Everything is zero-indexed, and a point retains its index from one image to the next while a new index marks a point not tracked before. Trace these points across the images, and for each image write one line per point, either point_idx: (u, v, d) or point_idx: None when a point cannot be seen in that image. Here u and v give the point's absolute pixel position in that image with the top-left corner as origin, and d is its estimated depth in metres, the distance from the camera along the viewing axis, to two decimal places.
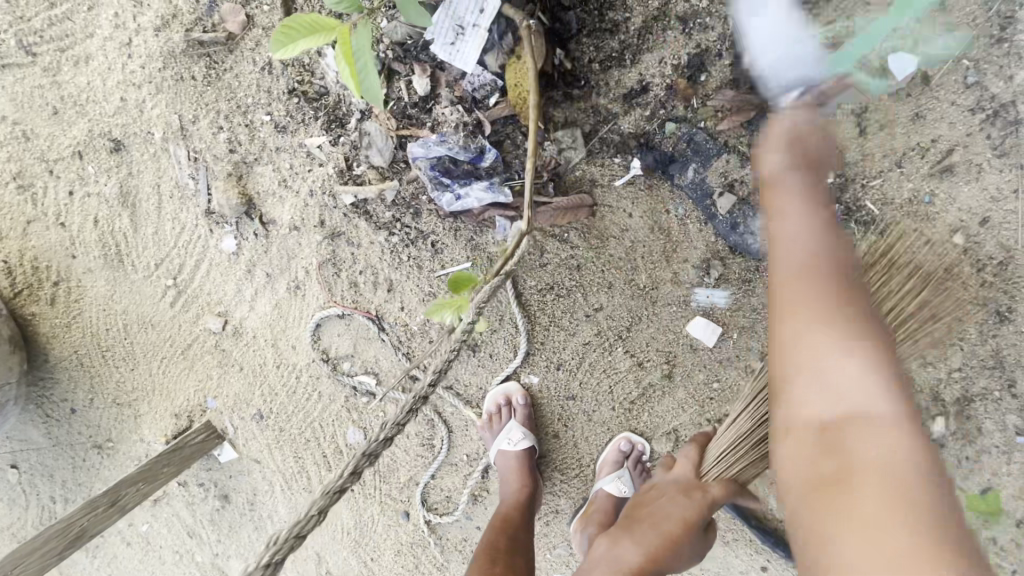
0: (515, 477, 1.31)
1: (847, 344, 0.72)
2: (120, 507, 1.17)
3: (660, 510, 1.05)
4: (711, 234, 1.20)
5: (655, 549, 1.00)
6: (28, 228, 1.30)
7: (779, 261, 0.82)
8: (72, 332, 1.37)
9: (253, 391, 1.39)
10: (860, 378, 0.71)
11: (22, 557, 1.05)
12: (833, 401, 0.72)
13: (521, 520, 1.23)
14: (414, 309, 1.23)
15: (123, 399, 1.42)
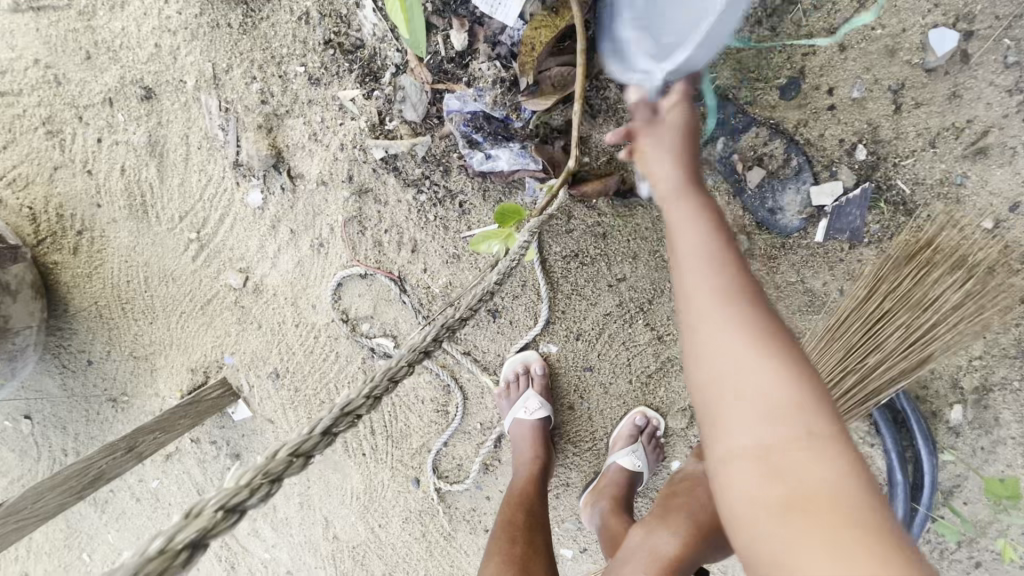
0: (529, 446, 1.31)
1: (745, 322, 0.62)
2: (137, 453, 1.17)
3: (692, 503, 1.03)
4: (740, 208, 1.21)
5: (693, 539, 0.96)
6: (55, 174, 1.30)
7: (671, 228, 0.73)
8: (93, 282, 1.37)
9: (270, 350, 1.39)
10: (758, 383, 0.59)
11: (41, 494, 1.06)
12: (735, 392, 0.60)
13: (538, 496, 1.20)
14: (437, 270, 1.23)
15: (140, 352, 1.42)
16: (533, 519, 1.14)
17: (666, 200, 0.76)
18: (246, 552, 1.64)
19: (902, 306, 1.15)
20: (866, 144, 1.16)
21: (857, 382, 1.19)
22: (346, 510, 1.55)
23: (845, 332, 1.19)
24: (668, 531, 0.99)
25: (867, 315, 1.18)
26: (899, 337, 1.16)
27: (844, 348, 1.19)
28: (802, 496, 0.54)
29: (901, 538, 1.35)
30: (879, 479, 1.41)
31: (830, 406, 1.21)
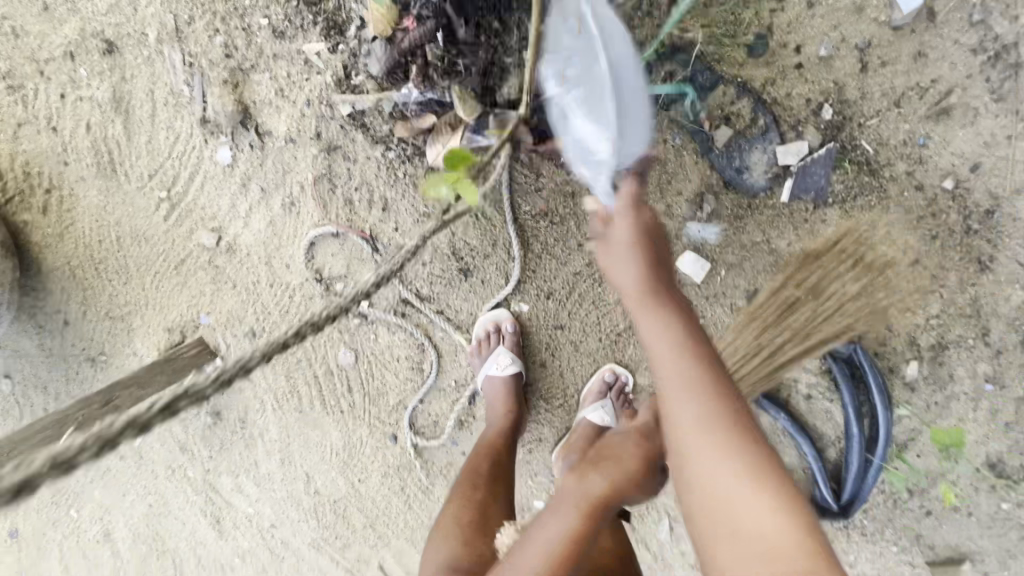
0: (501, 400, 1.33)
1: (702, 416, 0.81)
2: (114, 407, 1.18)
3: (624, 452, 1.04)
4: (707, 168, 1.22)
5: (614, 482, 1.00)
6: (19, 131, 1.27)
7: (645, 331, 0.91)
8: (64, 243, 1.37)
9: (246, 309, 1.40)
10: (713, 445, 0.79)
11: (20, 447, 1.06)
12: (713, 475, 0.78)
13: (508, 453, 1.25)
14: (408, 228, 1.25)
15: (116, 312, 1.43)
16: (496, 477, 1.20)
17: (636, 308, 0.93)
18: (229, 507, 1.69)
19: (806, 293, 1.29)
20: (832, 103, 1.17)
21: (764, 358, 1.31)
22: (327, 466, 1.60)
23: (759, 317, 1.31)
24: (595, 479, 1.01)
25: (783, 298, 1.30)
26: (807, 319, 1.29)
27: (756, 331, 1.30)
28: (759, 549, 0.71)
29: (857, 484, 1.45)
30: (837, 433, 1.46)
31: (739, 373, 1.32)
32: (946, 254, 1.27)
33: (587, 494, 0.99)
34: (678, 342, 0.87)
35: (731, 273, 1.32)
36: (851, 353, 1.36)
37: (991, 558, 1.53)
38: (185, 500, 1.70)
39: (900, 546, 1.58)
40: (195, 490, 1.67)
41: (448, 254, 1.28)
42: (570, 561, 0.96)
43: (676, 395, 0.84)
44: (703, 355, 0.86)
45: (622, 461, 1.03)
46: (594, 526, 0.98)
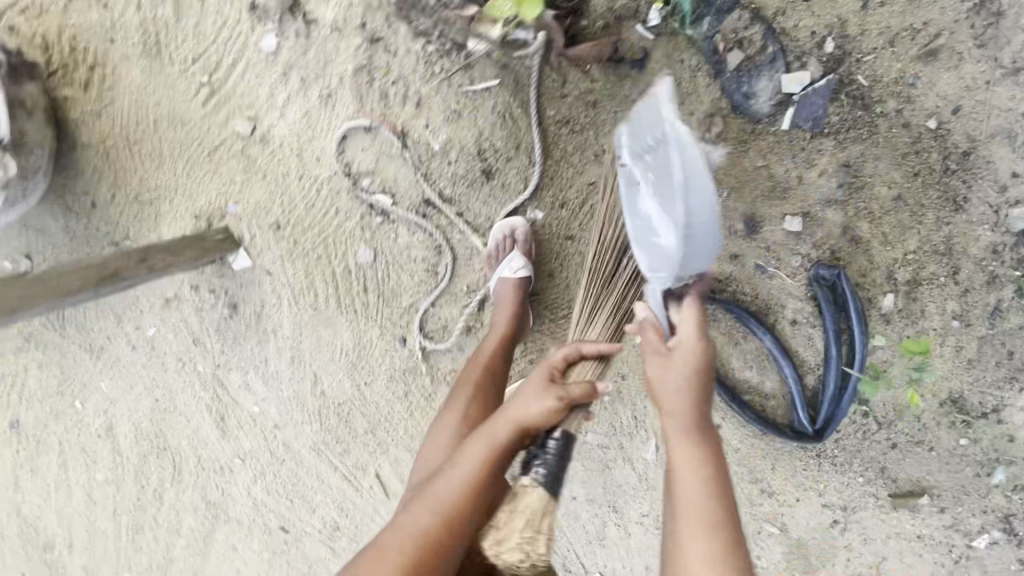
0: (510, 308, 1.38)
1: (694, 447, 0.98)
2: (149, 267, 1.25)
3: (516, 396, 1.05)
4: (718, 90, 1.32)
5: (504, 429, 1.02)
6: (71, 5, 1.33)
7: (667, 393, 1.02)
8: (101, 122, 1.42)
9: (274, 201, 1.47)
10: (691, 464, 0.96)
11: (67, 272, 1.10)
12: (689, 487, 0.95)
13: (501, 368, 1.32)
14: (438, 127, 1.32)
15: (144, 197, 1.49)
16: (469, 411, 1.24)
17: (666, 371, 1.03)
18: (236, 405, 1.75)
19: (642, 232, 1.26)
20: (834, 37, 1.29)
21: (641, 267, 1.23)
22: (335, 367, 1.67)
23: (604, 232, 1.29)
24: (503, 412, 1.04)
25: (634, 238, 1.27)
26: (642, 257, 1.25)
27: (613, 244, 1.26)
28: (698, 520, 0.92)
29: (834, 405, 1.56)
30: (817, 359, 1.58)
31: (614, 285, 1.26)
32: (927, 192, 1.40)
33: (492, 432, 1.02)
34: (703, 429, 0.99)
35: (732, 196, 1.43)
36: (836, 277, 1.47)
37: (947, 495, 1.61)
38: (191, 397, 1.75)
39: (866, 477, 1.65)
40: (203, 386, 1.73)
41: (473, 156, 1.36)
42: (483, 482, 0.98)
43: (684, 456, 0.97)
44: (707, 433, 1.00)
45: (528, 391, 1.05)
46: (503, 454, 1.01)
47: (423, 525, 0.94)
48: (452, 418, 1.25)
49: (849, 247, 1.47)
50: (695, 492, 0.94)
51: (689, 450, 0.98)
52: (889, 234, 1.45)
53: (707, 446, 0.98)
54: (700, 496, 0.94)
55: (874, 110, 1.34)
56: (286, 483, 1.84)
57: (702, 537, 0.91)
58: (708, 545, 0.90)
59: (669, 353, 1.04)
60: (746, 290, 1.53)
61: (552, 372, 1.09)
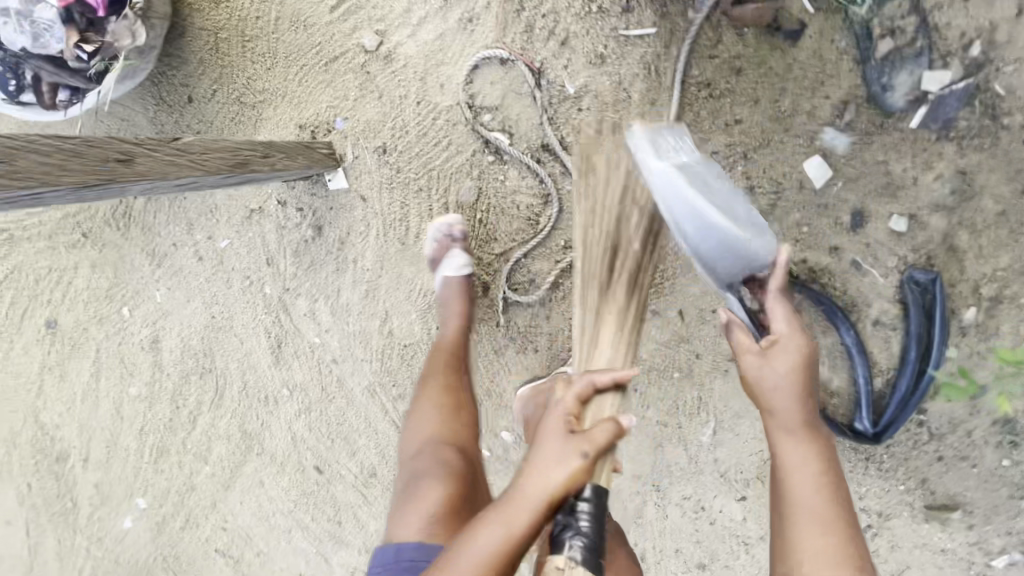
0: (457, 305, 1.42)
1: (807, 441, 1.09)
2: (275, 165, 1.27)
3: (542, 460, 0.98)
4: (859, 77, 1.32)
5: (530, 512, 0.95)
6: None
7: (776, 397, 1.11)
8: (218, 12, 1.36)
9: (384, 123, 1.41)
10: (805, 456, 1.08)
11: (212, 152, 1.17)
12: (803, 476, 1.07)
13: (462, 352, 1.41)
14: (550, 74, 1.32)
15: (248, 99, 1.42)
16: (449, 410, 1.32)
17: (773, 381, 1.12)
18: (296, 334, 1.68)
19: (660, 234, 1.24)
20: (982, 42, 1.30)
21: (630, 270, 1.21)
22: (409, 309, 1.60)
23: (592, 223, 1.24)
24: (532, 473, 0.98)
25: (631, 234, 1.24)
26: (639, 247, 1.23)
27: (603, 227, 1.23)
28: (820, 513, 1.04)
29: (899, 409, 1.56)
30: (889, 362, 1.58)
31: (611, 295, 1.21)
32: None
33: (513, 501, 0.97)
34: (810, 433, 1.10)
35: (846, 187, 1.43)
36: (930, 281, 1.48)
37: (978, 512, 1.61)
38: (250, 319, 1.68)
39: (906, 486, 1.64)
40: (265, 310, 1.66)
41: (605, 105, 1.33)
42: (503, 563, 0.95)
43: (794, 460, 1.08)
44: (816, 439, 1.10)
45: (557, 449, 0.98)
46: (534, 514, 0.95)
47: (465, 575, 0.95)
48: (433, 415, 1.32)
49: (946, 254, 1.47)
50: (812, 484, 1.06)
51: (801, 446, 1.09)
52: (986, 247, 1.45)
53: (818, 453, 1.09)
54: (818, 480, 1.07)
55: (1003, 121, 1.35)
56: (330, 424, 1.75)
57: (820, 534, 1.02)
58: (823, 541, 1.02)
59: (772, 368, 1.12)
60: (837, 284, 1.54)
61: (570, 417, 1.03)
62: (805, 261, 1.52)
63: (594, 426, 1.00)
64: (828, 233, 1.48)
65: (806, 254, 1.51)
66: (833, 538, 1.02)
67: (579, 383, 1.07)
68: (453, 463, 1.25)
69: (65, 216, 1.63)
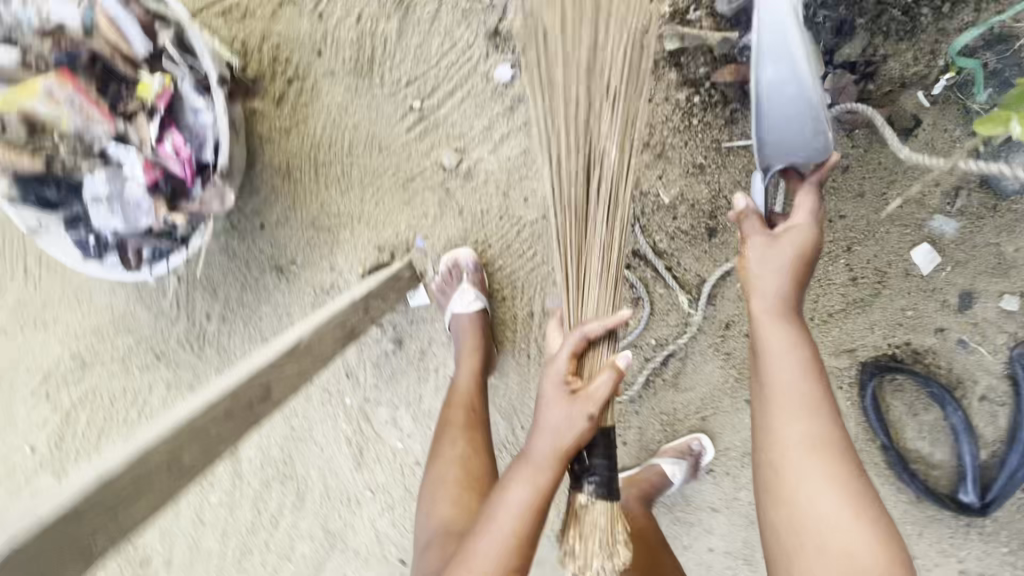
0: (471, 339, 1.37)
1: (816, 383, 0.91)
2: (371, 315, 1.22)
3: (547, 424, 1.02)
4: (970, 163, 1.24)
5: (541, 483, 1.02)
6: (280, 12, 1.18)
7: (768, 340, 0.93)
8: (291, 140, 1.28)
9: (466, 239, 1.36)
10: (800, 398, 0.90)
11: (321, 339, 1.08)
12: (801, 413, 0.90)
13: (478, 403, 1.34)
14: (555, 85, 1.00)
15: (323, 223, 1.37)
16: (470, 453, 1.26)
17: (762, 318, 0.94)
18: (378, 440, 1.65)
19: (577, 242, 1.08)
20: None
21: (599, 266, 1.06)
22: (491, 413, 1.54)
23: (564, 248, 1.06)
24: (542, 436, 1.02)
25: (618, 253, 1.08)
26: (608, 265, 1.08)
27: (574, 242, 1.06)
28: (835, 469, 0.87)
29: (1008, 485, 1.44)
30: (996, 436, 1.46)
31: (588, 294, 1.07)
32: None
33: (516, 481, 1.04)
34: (811, 392, 0.90)
35: (954, 271, 1.36)
36: None
37: None
38: (331, 428, 1.66)
39: (1009, 548, 1.53)
40: (346, 418, 1.64)
41: (703, 211, 1.26)
42: (535, 521, 1.02)
43: (795, 442, 0.89)
44: (814, 393, 0.91)
45: (555, 423, 1.01)
46: (552, 475, 1.02)
47: None
48: (455, 472, 1.23)
49: None
50: (831, 436, 0.89)
51: (797, 360, 0.92)
52: None
53: (808, 405, 0.90)
54: (830, 434, 0.89)
55: None
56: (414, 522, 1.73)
57: (845, 524, 0.84)
58: (861, 533, 0.83)
59: (755, 312, 0.95)
60: (941, 363, 1.45)
61: (568, 379, 1.04)
62: (908, 342, 1.43)
63: (593, 382, 1.02)
64: (933, 315, 1.41)
65: (909, 336, 1.43)
66: (849, 509, 0.85)
67: (569, 340, 1.05)
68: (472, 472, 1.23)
69: (136, 340, 1.60)
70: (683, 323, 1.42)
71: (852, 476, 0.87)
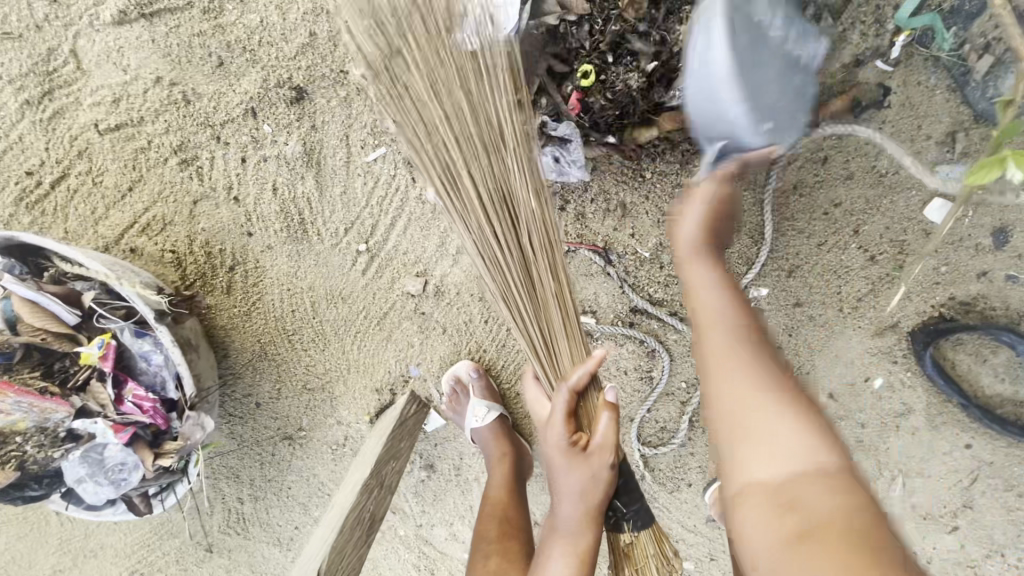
0: (496, 447, 1.26)
1: (744, 346, 0.75)
2: (388, 487, 1.15)
3: (564, 484, 0.91)
4: (958, 103, 1.07)
5: (585, 550, 0.91)
6: (196, 209, 1.14)
7: (688, 283, 0.84)
8: (253, 320, 1.23)
9: (459, 353, 1.29)
10: (743, 362, 0.74)
11: (342, 551, 1.02)
12: (727, 381, 0.73)
13: (512, 512, 1.18)
14: (459, 177, 0.83)
15: (314, 384, 1.31)
16: (505, 562, 1.08)
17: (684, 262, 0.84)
18: (445, 558, 1.55)
19: (506, 287, 0.90)
20: None
21: (556, 317, 0.91)
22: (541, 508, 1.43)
23: (512, 304, 0.91)
24: (566, 501, 0.91)
25: (547, 288, 0.90)
26: (539, 308, 0.91)
27: (525, 292, 0.89)
28: (778, 463, 0.64)
29: None
30: None
31: (558, 352, 0.93)
32: None
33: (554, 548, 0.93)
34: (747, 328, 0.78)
35: (977, 212, 1.17)
36: None
37: None
38: (396, 561, 1.58)
39: None
40: (406, 548, 1.56)
41: None
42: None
43: (731, 387, 0.73)
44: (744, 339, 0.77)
45: (577, 483, 0.90)
46: (592, 534, 0.92)
47: None
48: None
49: None
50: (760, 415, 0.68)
51: (713, 313, 0.80)
52: None
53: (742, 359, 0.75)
54: (769, 409, 0.68)
55: None
56: None
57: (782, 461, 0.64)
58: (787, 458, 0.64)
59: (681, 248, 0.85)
60: (995, 304, 1.21)
61: (572, 437, 0.90)
62: (951, 297, 1.22)
63: (596, 431, 0.91)
64: (973, 264, 1.20)
65: (950, 290, 1.22)
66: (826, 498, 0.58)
67: (561, 397, 0.91)
68: (501, 542, 1.12)
69: (183, 540, 1.55)
70: None
71: (814, 479, 0.61)
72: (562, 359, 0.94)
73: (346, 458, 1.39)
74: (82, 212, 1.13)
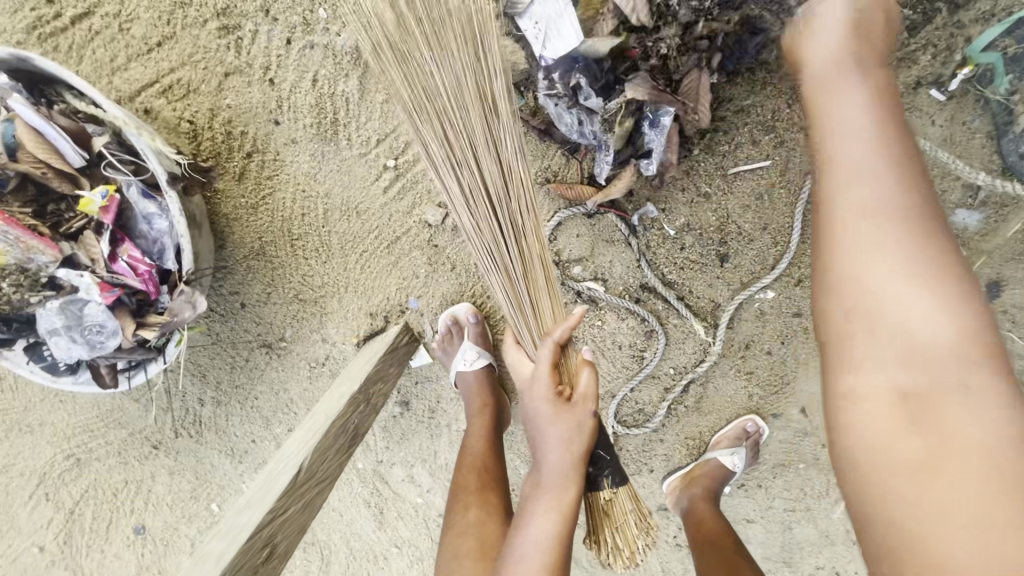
0: (477, 396, 1.24)
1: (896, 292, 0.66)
2: (372, 405, 1.14)
3: (549, 434, 0.91)
4: (992, 151, 1.10)
5: (567, 504, 0.91)
6: (225, 82, 1.07)
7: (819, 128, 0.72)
8: (257, 216, 1.18)
9: (463, 293, 1.27)
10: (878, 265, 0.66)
11: (325, 454, 1.00)
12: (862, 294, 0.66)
13: (493, 463, 1.16)
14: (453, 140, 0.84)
15: (307, 295, 1.27)
16: (484, 514, 1.08)
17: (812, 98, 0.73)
18: (398, 499, 1.53)
19: (496, 249, 0.91)
20: None
21: (541, 278, 0.94)
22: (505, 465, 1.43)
23: (501, 270, 0.93)
24: (549, 453, 0.91)
25: (530, 250, 0.92)
26: (525, 270, 0.93)
27: (513, 253, 0.91)
28: (908, 450, 0.62)
29: None
30: None
31: (540, 309, 0.96)
32: None
33: (534, 500, 0.92)
34: (894, 218, 0.67)
35: (983, 261, 1.20)
36: None
37: None
38: (348, 492, 1.56)
39: None
40: (361, 482, 1.54)
41: (712, 238, 1.19)
42: (570, 535, 0.91)
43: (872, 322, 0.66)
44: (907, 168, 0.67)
45: (561, 434, 0.91)
46: (575, 487, 0.92)
47: None
48: (469, 542, 1.04)
49: None
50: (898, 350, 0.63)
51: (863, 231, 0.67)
52: None
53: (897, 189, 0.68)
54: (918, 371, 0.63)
55: None
56: None
57: (977, 527, 0.56)
58: (974, 538, 0.56)
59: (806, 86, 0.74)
60: None
61: (556, 388, 0.92)
62: None
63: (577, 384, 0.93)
64: None
65: None
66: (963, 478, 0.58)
67: (544, 350, 0.92)
68: (477, 496, 1.11)
69: (130, 433, 1.47)
70: (701, 351, 1.31)
71: (965, 469, 0.58)
72: (544, 318, 0.97)
73: (323, 378, 1.35)
74: (100, 57, 1.05)
